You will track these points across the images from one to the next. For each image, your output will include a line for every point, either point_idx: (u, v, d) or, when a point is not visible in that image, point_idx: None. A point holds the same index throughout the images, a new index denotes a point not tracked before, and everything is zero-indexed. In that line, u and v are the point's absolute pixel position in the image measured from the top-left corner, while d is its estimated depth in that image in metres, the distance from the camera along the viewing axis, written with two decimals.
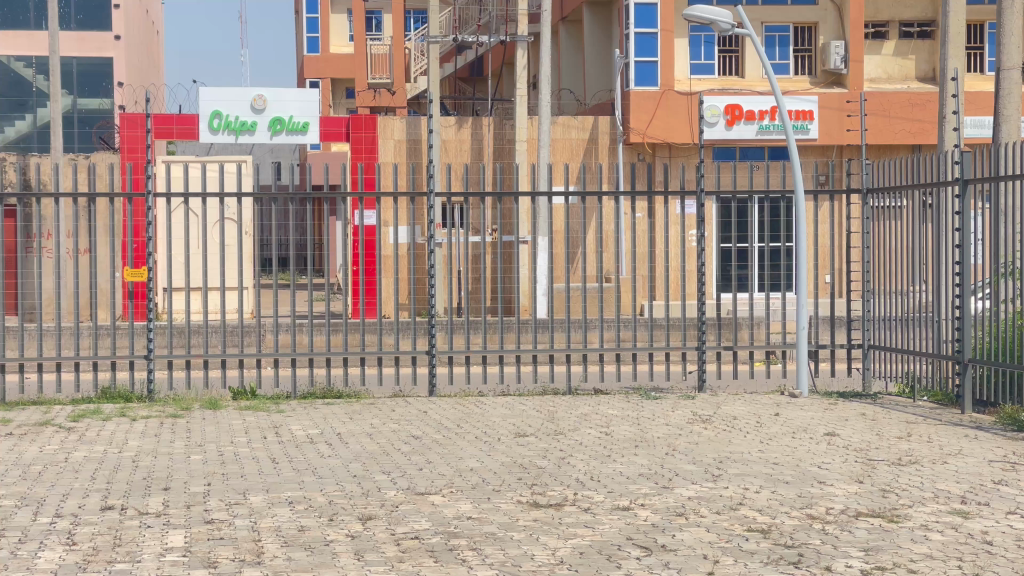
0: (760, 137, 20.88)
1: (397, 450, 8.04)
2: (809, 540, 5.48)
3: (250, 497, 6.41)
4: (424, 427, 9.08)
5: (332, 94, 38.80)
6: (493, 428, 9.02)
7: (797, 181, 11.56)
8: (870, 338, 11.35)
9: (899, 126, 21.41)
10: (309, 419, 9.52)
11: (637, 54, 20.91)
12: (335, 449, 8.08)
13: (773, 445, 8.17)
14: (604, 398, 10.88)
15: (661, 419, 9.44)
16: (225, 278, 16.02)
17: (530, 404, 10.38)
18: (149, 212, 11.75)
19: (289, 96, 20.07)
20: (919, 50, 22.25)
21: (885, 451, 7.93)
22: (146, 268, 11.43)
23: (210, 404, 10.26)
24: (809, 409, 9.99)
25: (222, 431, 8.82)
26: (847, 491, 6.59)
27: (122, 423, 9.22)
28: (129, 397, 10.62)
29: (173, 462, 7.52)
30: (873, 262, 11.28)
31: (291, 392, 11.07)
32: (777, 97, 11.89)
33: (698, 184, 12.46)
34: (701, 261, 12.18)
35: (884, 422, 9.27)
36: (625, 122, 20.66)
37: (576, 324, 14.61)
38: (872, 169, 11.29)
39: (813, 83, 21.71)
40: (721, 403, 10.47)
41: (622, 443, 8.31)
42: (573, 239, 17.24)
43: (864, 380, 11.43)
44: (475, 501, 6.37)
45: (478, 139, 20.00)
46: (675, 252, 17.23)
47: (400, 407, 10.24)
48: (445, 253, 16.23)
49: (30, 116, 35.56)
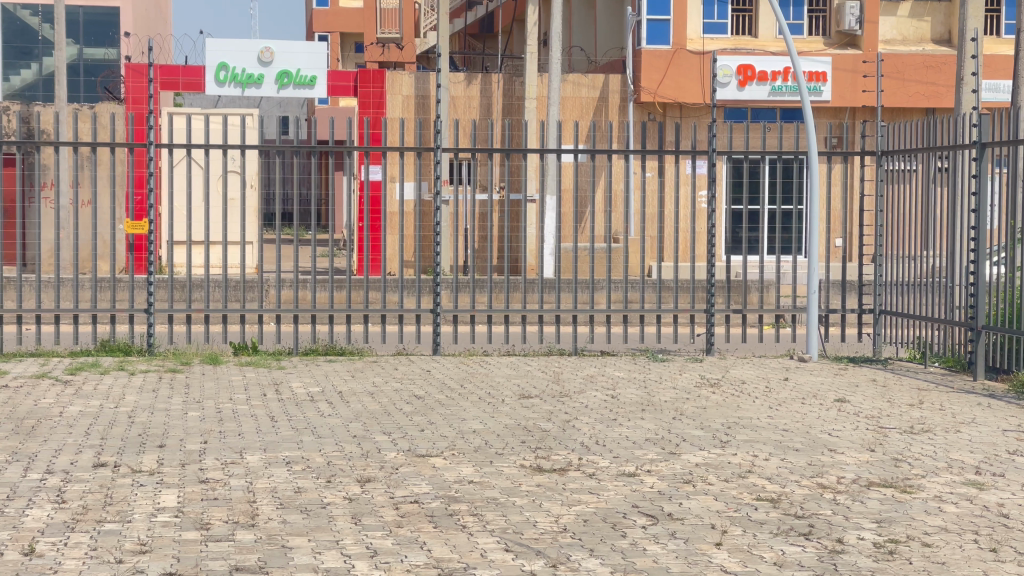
0: (772, 98, 20.64)
1: (399, 410, 7.89)
2: (820, 510, 5.31)
3: (247, 457, 6.26)
4: (427, 387, 8.92)
5: (340, 48, 38.37)
6: (497, 388, 8.87)
7: (810, 143, 11.17)
8: (881, 304, 11.12)
9: (912, 88, 21.15)
10: (311, 376, 9.39)
11: (649, 11, 20.46)
12: (335, 407, 7.94)
13: (782, 411, 8.02)
14: (611, 360, 10.72)
15: (668, 382, 9.28)
16: (228, 232, 15.81)
17: (535, 365, 10.22)
18: (150, 163, 11.49)
19: (298, 48, 19.89)
20: (935, 12, 21.84)
21: (897, 418, 7.74)
22: (148, 218, 11.28)
23: (210, 359, 10.13)
24: (819, 374, 9.85)
25: (221, 387, 8.68)
26: (859, 459, 6.43)
27: (119, 377, 9.06)
28: (129, 349, 10.52)
29: (169, 418, 7.38)
30: (886, 226, 11.07)
31: (292, 349, 10.94)
32: (790, 58, 11.20)
33: (710, 142, 12.08)
34: (711, 223, 11.82)
35: (896, 388, 9.12)
36: (636, 81, 20.47)
37: (582, 284, 14.44)
38: (888, 131, 11.04)
39: (827, 44, 21.30)
40: (730, 366, 10.32)
41: (629, 407, 8.14)
42: (582, 198, 17.02)
43: (875, 346, 11.19)
44: (477, 464, 6.21)
45: (487, 96, 19.73)
46: (684, 215, 17.04)
47: (403, 365, 10.11)
48: (452, 210, 16.09)
49: (35, 66, 35.15)
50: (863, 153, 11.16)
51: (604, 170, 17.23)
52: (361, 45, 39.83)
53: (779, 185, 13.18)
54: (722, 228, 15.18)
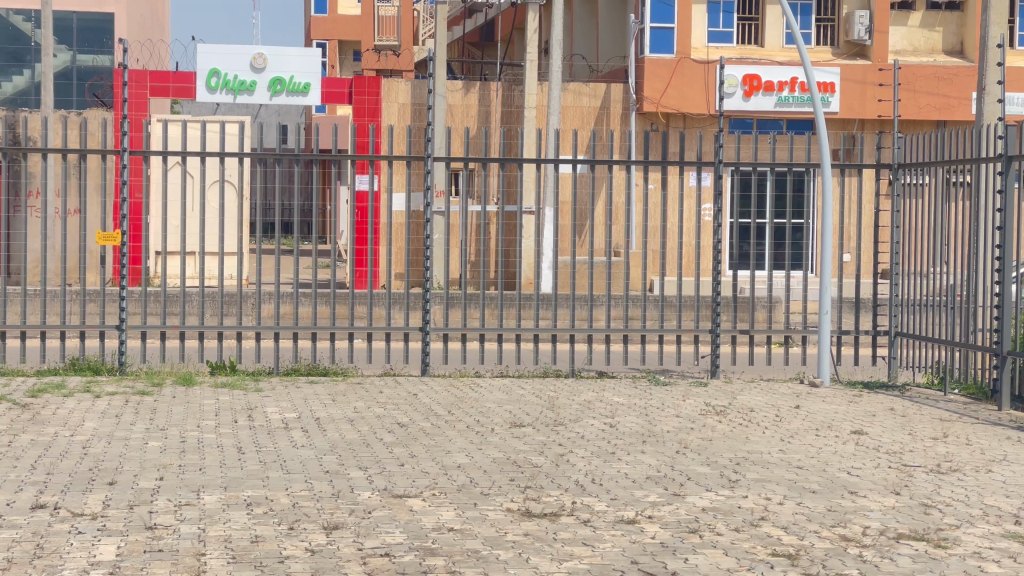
0: (778, 108, 20.00)
1: (379, 441, 7.27)
2: (844, 570, 4.69)
3: (204, 497, 5.64)
4: (412, 413, 8.29)
5: (339, 57, 37.81)
6: (487, 415, 8.25)
7: (822, 154, 10.53)
8: (897, 325, 10.49)
9: (924, 100, 20.55)
10: (289, 400, 8.76)
11: (653, 19, 19.99)
12: (311, 437, 7.32)
13: (794, 445, 7.39)
14: (610, 383, 10.10)
15: (671, 409, 8.65)
16: (215, 243, 15.20)
17: (528, 389, 9.59)
18: (124, 167, 10.54)
19: (291, 56, 19.18)
20: (946, 22, 21.28)
21: (921, 455, 7.14)
22: (121, 229, 10.27)
23: (183, 380, 9.50)
24: (832, 402, 9.21)
25: (190, 413, 8.06)
26: (884, 505, 5.81)
27: (82, 400, 8.42)
28: (99, 368, 9.91)
29: (127, 449, 6.75)
30: (902, 242, 10.47)
31: (272, 368, 10.33)
32: (804, 68, 10.48)
33: (717, 153, 11.36)
34: (718, 236, 11.05)
35: (916, 419, 8.49)
36: (638, 90, 19.86)
37: (581, 300, 13.86)
38: (905, 143, 10.42)
39: (835, 54, 20.76)
40: (737, 391, 9.66)
41: (629, 438, 7.51)
42: (582, 212, 16.42)
43: (890, 370, 10.58)
44: (459, 508, 5.59)
45: (485, 103, 19.18)
46: (688, 229, 16.52)
47: (389, 388, 9.47)
48: (448, 222, 15.52)
49: (28, 71, 33.44)
50: (878, 166, 10.54)
51: (605, 182, 16.72)
52: (359, 54, 39.26)
53: (777, 200, 12.56)
54: (727, 242, 14.58)
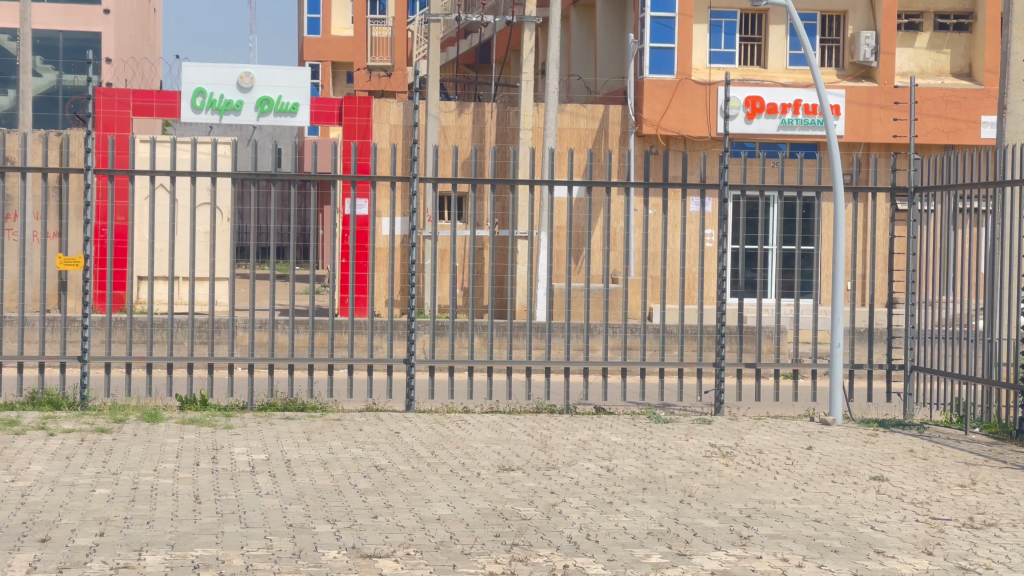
0: (782, 131, 19.38)
1: (352, 487, 6.59)
2: None
3: (145, 558, 4.98)
4: (391, 455, 7.61)
5: (331, 78, 37.36)
6: (474, 457, 7.58)
7: (835, 177, 9.81)
8: (913, 359, 9.77)
9: (932, 124, 19.88)
10: (259, 439, 8.08)
11: (653, 39, 19.36)
12: (278, 483, 6.65)
13: (810, 493, 6.73)
14: (608, 420, 9.41)
15: (672, 451, 7.97)
16: (199, 268, 14.49)
17: (519, 427, 8.91)
18: (89, 184, 9.65)
19: (279, 76, 18.57)
20: (955, 44, 20.73)
21: (950, 506, 6.47)
22: (83, 252, 9.50)
23: (147, 416, 8.81)
24: (847, 443, 8.52)
25: (149, 454, 7.39)
26: (915, 568, 5.15)
27: (33, 439, 7.75)
28: (59, 403, 9.23)
29: (69, 498, 6.08)
30: (919, 269, 9.75)
31: (246, 403, 9.64)
32: (817, 91, 9.78)
33: (722, 175, 10.60)
34: (724, 263, 10.26)
35: (939, 463, 7.81)
36: (637, 112, 19.25)
37: (578, 328, 13.23)
38: (922, 166, 9.70)
39: (841, 75, 20.25)
40: (744, 430, 8.98)
41: (628, 485, 6.84)
42: (578, 237, 15.83)
43: (905, 407, 9.86)
44: (435, 571, 4.93)
45: (480, 124, 18.57)
46: (688, 255, 15.93)
47: (368, 426, 8.79)
48: (442, 247, 14.87)
49: (12, 93, 33.32)
50: (890, 189, 9.82)
51: (603, 207, 16.16)
52: (352, 76, 38.76)
53: (781, 227, 11.66)
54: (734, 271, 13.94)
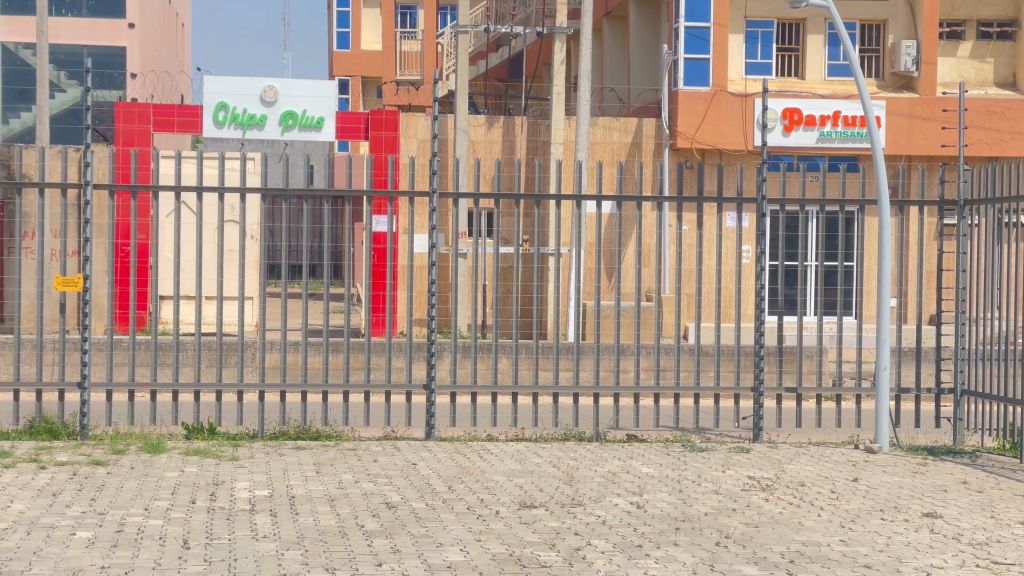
0: (820, 144, 18.75)
1: (358, 529, 6.07)
2: None
3: None
4: (405, 490, 7.07)
5: (362, 92, 37.03)
6: (494, 493, 7.03)
7: (881, 191, 9.21)
8: (963, 382, 9.12)
9: (975, 135, 19.17)
10: (265, 472, 7.56)
11: (687, 50, 18.79)
12: (278, 524, 6.14)
13: (859, 534, 6.13)
14: (639, 449, 8.83)
15: (708, 484, 7.40)
16: (218, 287, 14.05)
17: (544, 457, 8.35)
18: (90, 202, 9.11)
19: (303, 88, 18.15)
20: (998, 53, 20.08)
21: (1015, 549, 5.86)
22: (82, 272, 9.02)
23: (149, 446, 8.32)
24: (896, 474, 7.90)
25: (143, 490, 6.89)
26: None
27: (23, 474, 7.26)
28: (58, 432, 8.76)
29: (47, 544, 5.58)
30: (968, 287, 9.10)
31: (257, 431, 9.13)
32: (861, 100, 9.11)
33: (760, 187, 9.96)
34: (766, 282, 9.65)
35: (999, 498, 7.19)
36: (672, 125, 18.68)
37: (608, 348, 12.68)
38: (972, 177, 9.02)
39: (881, 86, 19.62)
40: (784, 460, 8.40)
41: (660, 525, 6.26)
42: (610, 254, 15.31)
43: (955, 433, 9.19)
44: None
45: (510, 140, 18.09)
46: (725, 269, 15.40)
47: (384, 456, 8.26)
48: (469, 265, 14.35)
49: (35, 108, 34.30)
50: (936, 202, 9.17)
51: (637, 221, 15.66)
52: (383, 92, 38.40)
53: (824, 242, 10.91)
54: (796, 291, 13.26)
